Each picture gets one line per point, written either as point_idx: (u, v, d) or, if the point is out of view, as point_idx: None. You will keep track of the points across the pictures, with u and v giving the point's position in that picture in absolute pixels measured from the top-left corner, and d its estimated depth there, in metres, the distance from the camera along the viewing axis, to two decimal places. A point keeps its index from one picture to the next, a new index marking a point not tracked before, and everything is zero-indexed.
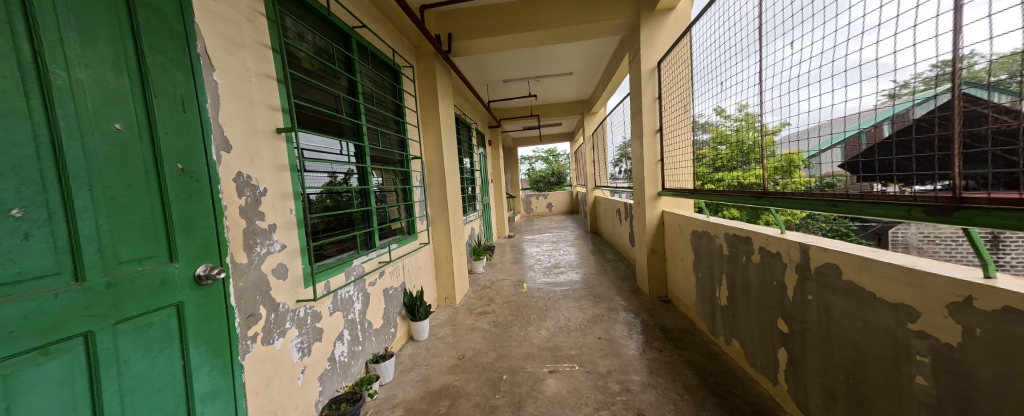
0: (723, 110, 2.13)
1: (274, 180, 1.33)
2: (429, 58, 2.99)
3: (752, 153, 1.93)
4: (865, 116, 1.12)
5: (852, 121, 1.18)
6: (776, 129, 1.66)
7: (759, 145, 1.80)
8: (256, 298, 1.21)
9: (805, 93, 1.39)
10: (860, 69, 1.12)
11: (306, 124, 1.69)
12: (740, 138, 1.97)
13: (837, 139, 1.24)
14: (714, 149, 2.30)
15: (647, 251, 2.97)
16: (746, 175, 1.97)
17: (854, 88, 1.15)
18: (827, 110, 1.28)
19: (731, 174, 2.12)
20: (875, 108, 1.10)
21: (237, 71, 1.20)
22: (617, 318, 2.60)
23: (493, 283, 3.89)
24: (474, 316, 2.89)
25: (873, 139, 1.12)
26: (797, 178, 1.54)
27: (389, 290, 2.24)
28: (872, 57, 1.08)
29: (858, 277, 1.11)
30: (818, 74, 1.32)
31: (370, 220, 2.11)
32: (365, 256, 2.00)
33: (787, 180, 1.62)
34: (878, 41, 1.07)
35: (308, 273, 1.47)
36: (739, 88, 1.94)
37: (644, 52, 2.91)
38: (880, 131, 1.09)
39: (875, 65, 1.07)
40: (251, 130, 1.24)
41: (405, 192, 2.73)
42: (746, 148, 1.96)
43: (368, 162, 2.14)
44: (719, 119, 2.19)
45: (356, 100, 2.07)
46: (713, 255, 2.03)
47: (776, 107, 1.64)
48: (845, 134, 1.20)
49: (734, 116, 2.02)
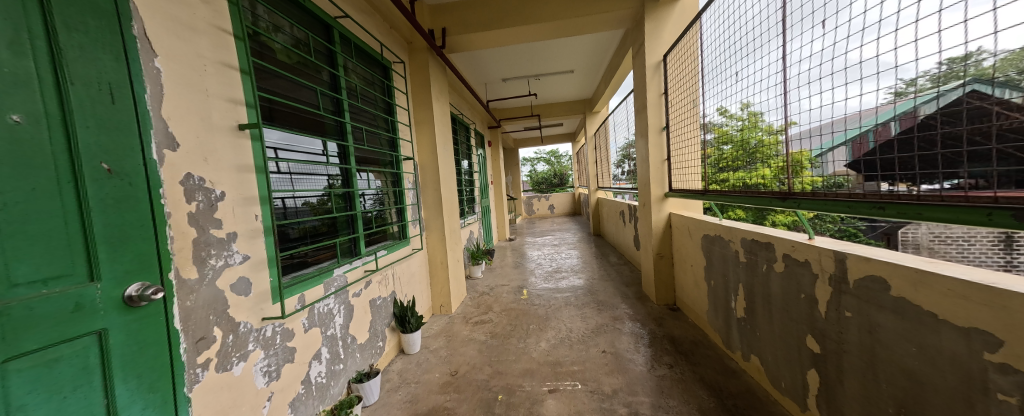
0: (726, 110, 2.04)
1: (234, 183, 1.17)
2: (422, 54, 2.84)
3: (756, 153, 1.82)
4: (881, 111, 1.06)
5: (856, 120, 1.16)
6: (781, 129, 1.61)
7: (764, 145, 1.73)
8: (208, 318, 1.05)
9: (817, 87, 1.32)
10: (865, 65, 1.10)
11: (278, 121, 1.54)
12: (745, 137, 1.87)
13: (842, 138, 1.21)
14: (718, 149, 2.19)
15: (654, 256, 2.79)
16: (751, 175, 1.85)
17: (864, 83, 1.10)
18: (837, 105, 1.22)
19: (735, 174, 2.00)
20: (885, 104, 1.05)
21: (188, 58, 1.04)
22: (622, 329, 2.42)
23: (491, 289, 3.71)
24: (470, 326, 2.72)
25: (879, 138, 1.09)
26: (802, 178, 1.48)
27: (376, 301, 2.08)
28: (875, 53, 1.06)
29: (911, 293, 0.94)
30: (831, 67, 1.24)
31: (355, 225, 1.98)
32: (349, 265, 1.84)
33: (794, 180, 1.54)
34: (882, 37, 1.04)
35: (276, 288, 1.31)
36: (744, 85, 1.84)
37: (650, 45, 2.74)
38: (887, 130, 1.06)
39: (877, 63, 1.05)
40: (206, 125, 1.08)
41: (397, 194, 2.58)
42: (751, 147, 1.85)
43: (353, 163, 1.99)
44: (723, 119, 2.09)
45: (341, 96, 1.93)
46: (728, 261, 1.85)
47: (784, 104, 1.55)
48: (857, 131, 1.16)
49: (738, 115, 1.92)
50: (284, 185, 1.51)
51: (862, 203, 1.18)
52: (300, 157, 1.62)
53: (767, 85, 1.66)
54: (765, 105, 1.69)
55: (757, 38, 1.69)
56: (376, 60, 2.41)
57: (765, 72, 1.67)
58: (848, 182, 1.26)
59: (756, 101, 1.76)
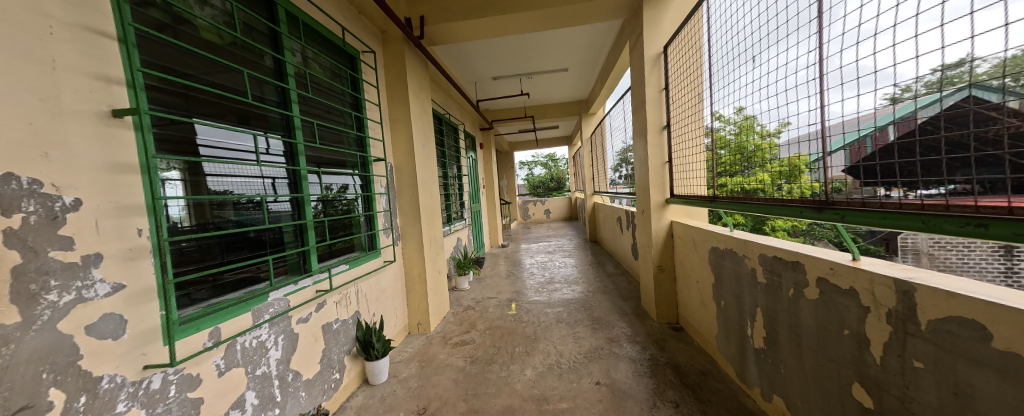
0: (722, 115, 1.91)
1: (99, 189, 0.89)
2: (397, 44, 2.55)
3: (754, 158, 1.65)
4: (883, 113, 0.98)
5: (868, 119, 1.03)
6: (777, 132, 1.45)
7: (760, 150, 1.56)
8: (40, 378, 0.77)
9: (837, 78, 1.15)
10: (865, 76, 1.02)
11: (199, 111, 1.28)
12: (741, 142, 1.72)
13: (844, 141, 1.13)
14: (715, 154, 2.02)
15: (654, 268, 2.50)
16: (750, 181, 1.68)
17: (862, 87, 1.03)
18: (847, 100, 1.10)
19: (733, 180, 1.84)
20: (877, 110, 1.00)
21: (18, 17, 0.77)
22: (618, 354, 2.13)
23: (478, 303, 3.40)
24: (449, 348, 2.41)
25: (878, 143, 1.00)
26: (800, 184, 1.36)
27: (332, 325, 1.78)
28: (881, 64, 0.97)
29: (1004, 341, 0.66)
30: (868, 47, 1.01)
31: (305, 237, 1.71)
32: (293, 286, 1.54)
33: (789, 186, 1.41)
34: (880, 51, 0.97)
35: (169, 324, 1.03)
36: (740, 88, 1.71)
37: (648, 35, 2.47)
38: (884, 135, 0.98)
39: (875, 73, 0.99)
40: (48, 109, 0.81)
41: (367, 200, 2.29)
42: (747, 153, 1.70)
43: (303, 164, 1.71)
44: (719, 124, 1.96)
45: (288, 86, 1.64)
46: (741, 281, 1.56)
47: (803, 96, 1.30)
48: (853, 137, 1.09)
49: (732, 119, 1.79)
50: (235, 192, 1.37)
51: (946, 217, 0.87)
52: (226, 156, 1.35)
53: (767, 86, 1.49)
54: (763, 105, 1.53)
55: (785, 11, 1.38)
56: (339, 49, 2.15)
57: (785, 56, 1.38)
58: (846, 187, 1.16)
59: (766, 94, 1.50)
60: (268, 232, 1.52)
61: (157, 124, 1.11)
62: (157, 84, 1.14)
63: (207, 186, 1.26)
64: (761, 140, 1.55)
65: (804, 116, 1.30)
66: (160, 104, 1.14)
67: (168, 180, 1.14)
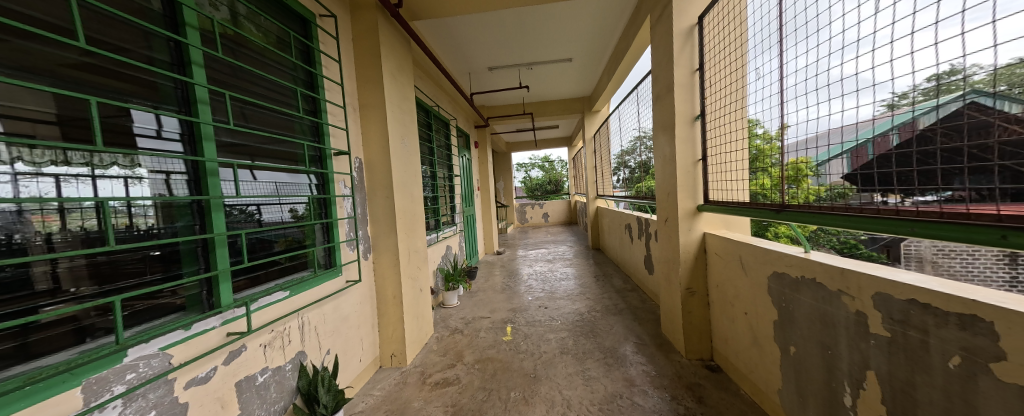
0: (718, 116, 1.92)
1: None
2: (368, 11, 2.07)
3: (757, 161, 1.63)
4: (876, 123, 0.96)
5: (847, 133, 1.05)
6: (774, 133, 1.44)
7: (761, 152, 1.53)
8: None
9: (820, 96, 1.15)
10: (848, 81, 1.04)
11: (70, 76, 0.89)
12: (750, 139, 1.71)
13: (847, 146, 1.05)
14: (711, 153, 1.99)
15: (682, 291, 2.03)
16: (755, 183, 1.65)
17: (857, 96, 1.01)
18: (825, 106, 1.13)
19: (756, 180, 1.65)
20: (872, 118, 0.98)
21: None
22: (646, 407, 1.64)
23: (467, 325, 2.90)
24: (427, 391, 1.91)
25: (878, 150, 0.95)
26: (806, 189, 1.26)
27: (255, 379, 1.27)
28: (879, 78, 0.95)
29: None
30: (862, 49, 1.00)
31: (211, 258, 1.19)
32: (182, 331, 1.03)
33: (795, 190, 1.32)
34: (878, 49, 0.95)
35: None
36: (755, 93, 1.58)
37: (679, 3, 2.01)
38: (888, 141, 0.93)
39: (860, 78, 1.00)
40: None
41: (322, 204, 1.78)
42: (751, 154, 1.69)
43: (210, 155, 1.19)
44: (710, 128, 1.98)
45: (185, 41, 1.13)
46: (836, 327, 1.10)
47: (831, 98, 1.11)
48: (854, 142, 1.02)
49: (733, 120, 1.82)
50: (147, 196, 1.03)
51: None
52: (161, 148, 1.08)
53: (786, 85, 1.34)
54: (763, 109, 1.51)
55: None
56: (292, 12, 1.69)
57: (868, 24, 0.98)
58: (847, 193, 1.09)
59: (800, 90, 1.26)
60: (171, 246, 1.09)
61: (30, 100, 0.81)
62: (40, 47, 0.84)
63: (152, 187, 1.05)
64: (761, 143, 1.52)
65: (823, 120, 1.16)
66: (59, 79, 0.87)
67: (136, 179, 1.00)
